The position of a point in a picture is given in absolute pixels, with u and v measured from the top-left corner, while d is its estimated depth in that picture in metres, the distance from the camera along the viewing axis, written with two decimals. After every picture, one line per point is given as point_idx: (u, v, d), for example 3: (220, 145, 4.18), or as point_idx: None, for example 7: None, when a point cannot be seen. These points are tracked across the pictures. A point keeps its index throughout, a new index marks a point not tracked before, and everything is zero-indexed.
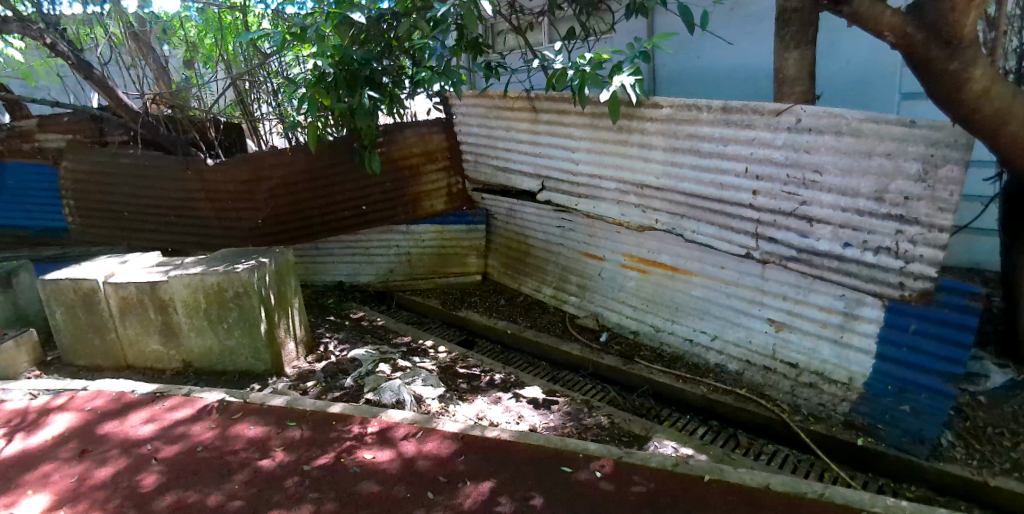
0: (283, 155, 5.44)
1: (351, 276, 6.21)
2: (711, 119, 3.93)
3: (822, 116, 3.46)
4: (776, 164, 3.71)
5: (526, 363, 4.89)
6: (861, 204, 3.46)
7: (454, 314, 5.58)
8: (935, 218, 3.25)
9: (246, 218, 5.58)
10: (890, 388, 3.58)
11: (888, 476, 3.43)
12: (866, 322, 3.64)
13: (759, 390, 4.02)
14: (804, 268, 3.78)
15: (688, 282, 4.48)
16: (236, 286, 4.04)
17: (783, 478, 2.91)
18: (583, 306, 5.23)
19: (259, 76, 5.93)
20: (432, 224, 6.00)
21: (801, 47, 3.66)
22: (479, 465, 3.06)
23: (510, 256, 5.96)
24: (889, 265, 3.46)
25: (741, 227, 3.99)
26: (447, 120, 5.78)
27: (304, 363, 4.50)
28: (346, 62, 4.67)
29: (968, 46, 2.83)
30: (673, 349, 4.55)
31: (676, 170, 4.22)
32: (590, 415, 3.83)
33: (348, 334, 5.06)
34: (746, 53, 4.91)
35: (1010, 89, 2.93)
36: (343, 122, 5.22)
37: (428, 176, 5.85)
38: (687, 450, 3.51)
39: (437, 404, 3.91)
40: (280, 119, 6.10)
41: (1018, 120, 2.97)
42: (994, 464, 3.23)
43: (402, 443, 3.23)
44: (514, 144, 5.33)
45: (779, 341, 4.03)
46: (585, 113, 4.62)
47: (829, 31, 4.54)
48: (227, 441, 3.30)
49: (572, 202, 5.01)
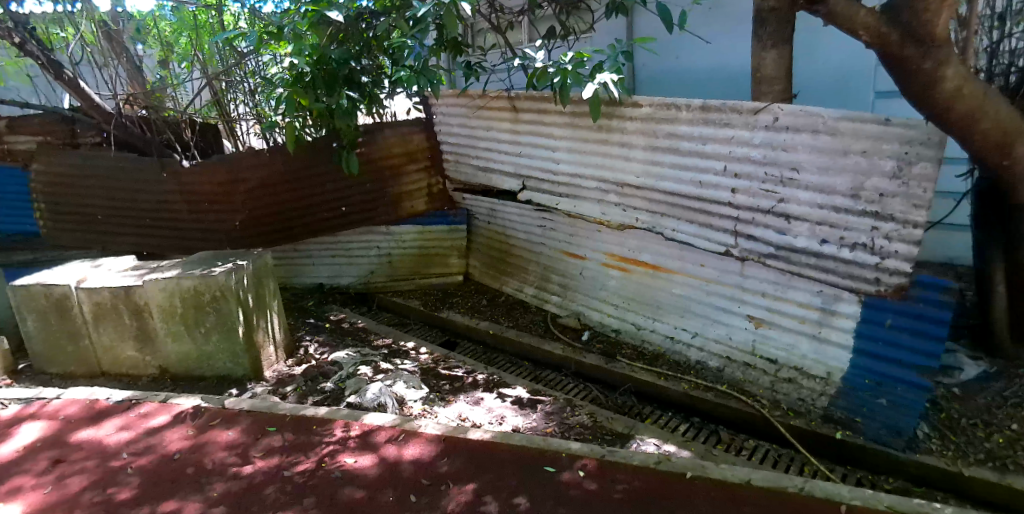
0: (261, 157, 5.36)
1: (332, 278, 6.13)
2: (690, 118, 3.96)
3: (799, 115, 3.50)
4: (754, 163, 3.75)
5: (508, 363, 4.87)
6: (838, 202, 3.51)
7: (436, 315, 5.52)
8: (910, 215, 3.29)
9: (223, 220, 5.49)
10: (868, 382, 3.64)
11: (867, 469, 3.47)
12: (844, 317, 3.69)
13: (740, 386, 4.05)
14: (783, 265, 3.82)
15: (669, 280, 4.50)
16: (213, 290, 3.98)
17: (765, 474, 2.95)
18: (564, 305, 5.23)
19: (235, 75, 5.89)
20: (414, 225, 5.97)
21: (778, 47, 3.69)
22: (462, 467, 3.06)
23: (492, 257, 5.93)
24: (865, 261, 3.50)
25: (721, 225, 4.02)
26: (427, 119, 5.78)
27: (283, 367, 4.45)
28: (324, 62, 4.62)
29: (941, 46, 2.89)
30: (655, 347, 4.57)
31: (657, 169, 4.24)
32: (573, 414, 3.84)
33: (329, 336, 4.99)
34: (723, 53, 4.97)
35: (981, 87, 2.99)
36: (322, 123, 5.18)
37: (409, 176, 5.83)
38: (670, 447, 3.54)
39: (419, 407, 3.89)
40: (257, 119, 6.06)
41: (989, 117, 3.04)
42: (969, 455, 3.28)
43: (384, 447, 3.21)
44: (496, 144, 5.32)
45: (758, 337, 4.07)
46: (565, 111, 4.63)
47: (808, 31, 4.61)
48: (205, 448, 3.25)
49: (553, 201, 5.02)
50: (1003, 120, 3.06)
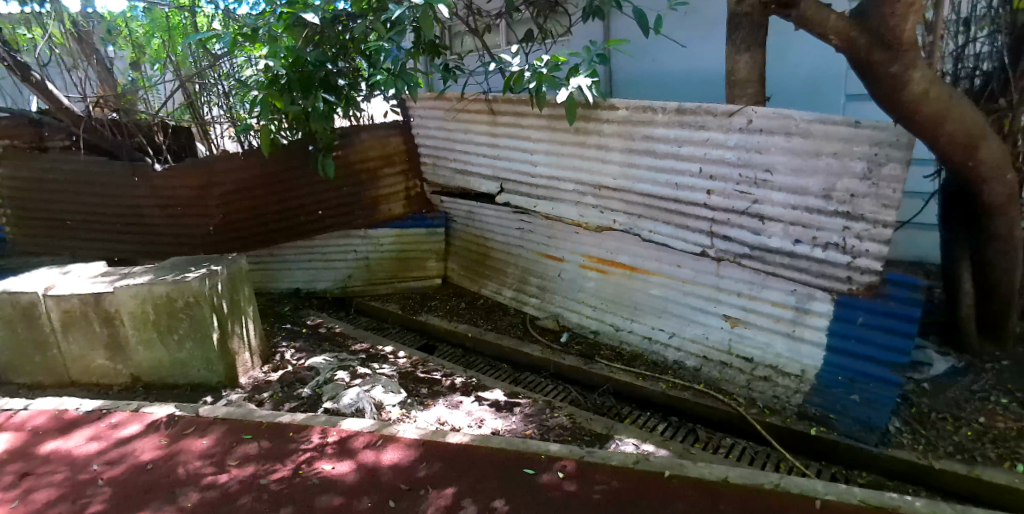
0: (236, 160, 5.29)
1: (308, 282, 6.04)
2: (666, 121, 4.00)
3: (772, 118, 3.55)
4: (728, 164, 3.79)
5: (487, 366, 4.85)
6: (810, 202, 3.57)
7: (414, 318, 5.49)
8: (880, 215, 3.36)
9: (197, 225, 5.41)
10: (841, 379, 3.71)
11: (841, 464, 3.51)
12: (818, 316, 3.75)
13: (717, 385, 4.08)
14: (757, 265, 3.88)
15: (646, 281, 4.53)
16: (187, 296, 3.93)
17: (741, 471, 2.98)
18: (543, 307, 5.22)
19: (209, 77, 5.87)
20: (392, 228, 5.93)
21: (751, 51, 3.73)
22: (441, 471, 3.05)
23: (470, 259, 5.93)
24: (837, 260, 3.57)
25: (696, 226, 4.07)
26: (404, 122, 5.77)
27: (259, 374, 4.40)
28: (300, 64, 4.60)
29: (908, 50, 2.94)
30: (633, 347, 4.58)
31: (634, 171, 4.27)
32: (552, 416, 3.85)
33: (305, 342, 4.94)
34: (699, 57, 5.02)
35: (947, 90, 3.05)
36: (297, 126, 5.13)
37: (386, 179, 5.83)
38: (648, 446, 3.56)
39: (397, 411, 3.87)
40: (231, 123, 6.01)
41: (956, 119, 3.10)
42: (939, 448, 3.34)
43: (361, 452, 3.18)
44: (474, 146, 5.33)
45: (734, 336, 4.11)
46: (543, 114, 4.64)
47: (780, 35, 4.69)
48: (178, 457, 3.20)
49: (531, 203, 5.04)
50: (969, 123, 3.12)
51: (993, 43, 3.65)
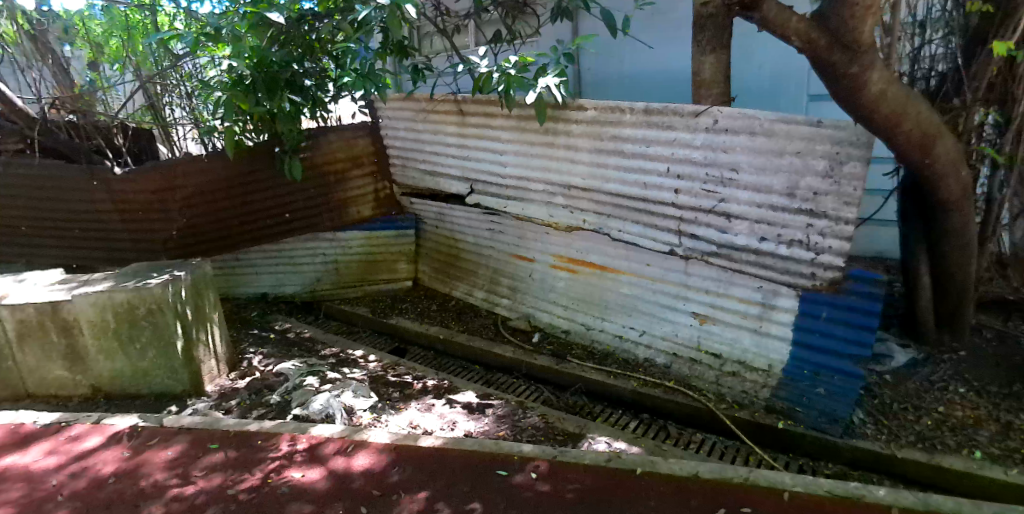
0: (198, 163, 5.19)
1: (275, 287, 5.90)
2: (634, 121, 4.03)
3: (737, 118, 3.61)
4: (695, 164, 3.85)
5: (459, 368, 4.84)
6: (775, 200, 3.63)
7: (384, 321, 5.43)
8: (842, 212, 3.44)
9: (159, 230, 5.28)
10: (806, 372, 3.79)
11: (808, 456, 3.59)
12: (783, 311, 3.82)
13: (686, 382, 4.14)
14: (724, 263, 3.94)
15: (616, 280, 4.57)
16: (149, 304, 3.84)
17: (711, 466, 3.03)
18: (514, 308, 5.24)
19: (171, 78, 5.81)
20: (360, 231, 5.90)
21: (717, 52, 3.78)
22: (413, 475, 3.03)
23: (440, 261, 5.90)
24: (801, 257, 3.65)
25: (664, 225, 4.11)
26: (373, 123, 5.75)
27: (226, 381, 4.32)
28: (265, 64, 4.52)
29: (866, 51, 3.02)
30: (604, 345, 4.62)
31: (602, 171, 4.30)
32: (525, 417, 3.85)
33: (274, 348, 4.86)
34: (665, 57, 5.08)
35: (904, 90, 3.13)
36: (263, 127, 5.06)
37: (355, 181, 5.78)
38: (620, 444, 3.59)
39: (368, 416, 3.84)
40: (195, 124, 5.90)
41: (912, 119, 3.18)
42: (900, 437, 3.44)
43: (332, 459, 3.15)
44: (443, 147, 5.32)
45: (703, 333, 4.17)
46: (512, 115, 4.65)
47: (744, 37, 4.77)
48: (142, 469, 3.13)
49: (500, 204, 5.05)
50: (925, 122, 3.21)
51: (947, 45, 3.77)
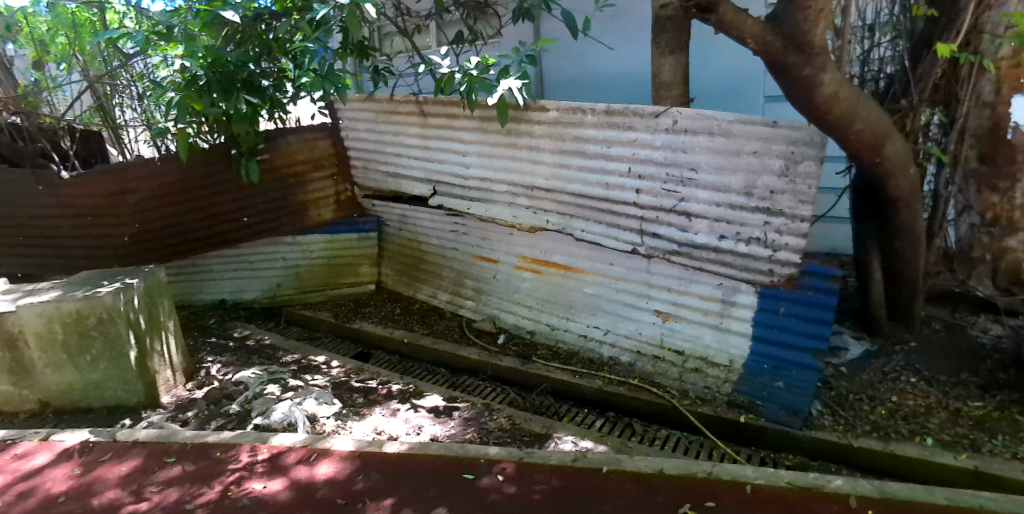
0: (151, 166, 5.05)
1: (234, 293, 5.72)
2: (595, 122, 4.06)
3: (696, 118, 3.66)
4: (655, 164, 3.89)
5: (424, 371, 4.80)
6: (733, 199, 3.70)
7: (348, 326, 5.35)
8: (797, 210, 3.52)
9: (110, 235, 5.12)
10: (766, 366, 3.86)
11: (769, 448, 3.66)
12: (743, 308, 3.90)
13: (650, 379, 4.19)
14: (686, 261, 3.99)
15: (580, 280, 4.59)
16: (99, 313, 3.72)
17: (676, 462, 3.07)
18: (479, 310, 5.22)
19: (121, 78, 5.62)
20: (322, 234, 5.77)
21: (676, 53, 3.83)
22: (379, 482, 3.00)
23: (404, 263, 5.84)
24: (760, 254, 3.72)
25: (627, 225, 4.15)
26: (333, 124, 5.70)
27: (183, 392, 4.20)
28: (220, 64, 4.41)
29: (818, 54, 3.09)
30: (569, 345, 4.64)
31: (565, 172, 4.32)
32: (491, 419, 3.84)
33: (233, 356, 4.74)
34: (626, 59, 5.13)
35: (855, 91, 3.23)
36: (218, 128, 4.95)
37: (315, 183, 5.69)
38: (586, 443, 3.61)
39: (331, 423, 3.79)
40: (147, 125, 5.73)
41: (862, 119, 3.27)
42: (857, 427, 3.54)
43: (294, 468, 3.09)
44: (405, 149, 5.29)
45: (666, 330, 4.22)
46: (474, 116, 4.64)
47: (701, 39, 4.86)
48: (95, 487, 3.02)
49: (464, 206, 5.03)
50: (874, 121, 3.31)
51: (896, 48, 3.91)
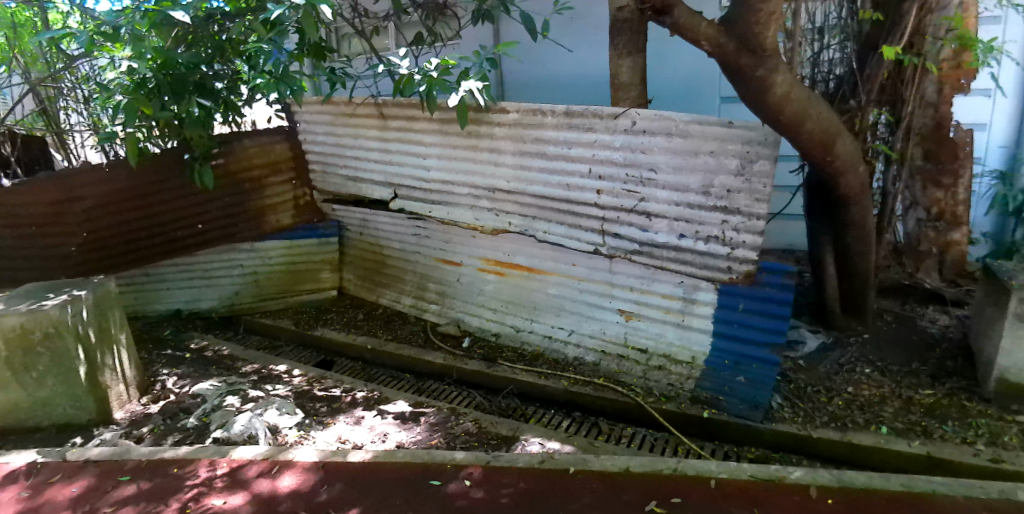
0: (99, 172, 4.90)
1: (190, 302, 5.56)
2: (555, 123, 4.07)
3: (654, 119, 3.71)
4: (615, 164, 3.93)
5: (389, 377, 4.74)
6: (692, 198, 3.76)
7: (309, 333, 5.26)
8: (754, 208, 3.59)
9: (56, 244, 4.92)
10: (727, 362, 3.94)
11: (732, 442, 3.74)
12: (704, 305, 3.96)
13: (615, 378, 4.23)
14: (647, 261, 4.04)
15: (543, 281, 4.60)
16: (45, 327, 3.57)
17: (642, 459, 3.10)
18: (443, 313, 5.19)
19: (65, 81, 5.42)
20: (281, 240, 5.63)
21: (633, 55, 3.87)
22: (344, 492, 2.96)
23: (366, 268, 5.77)
24: (718, 252, 3.79)
25: (588, 225, 4.18)
26: (290, 127, 5.58)
27: (137, 407, 4.07)
28: (170, 66, 4.29)
29: (771, 56, 3.16)
30: (534, 347, 4.65)
31: (526, 173, 4.32)
32: (457, 423, 3.83)
33: (189, 368, 4.61)
34: (584, 61, 5.17)
35: (805, 92, 3.31)
36: (170, 132, 4.75)
37: (272, 188, 5.58)
38: (553, 444, 3.61)
39: (294, 434, 3.72)
40: (93, 130, 5.54)
41: (813, 119, 3.36)
42: (815, 418, 3.63)
43: (255, 482, 3.02)
44: (364, 153, 5.23)
45: (629, 329, 4.27)
46: (434, 118, 4.61)
47: (657, 41, 4.93)
48: (45, 509, 2.91)
49: (425, 209, 5.00)
50: (824, 121, 3.40)
51: (843, 50, 4.01)
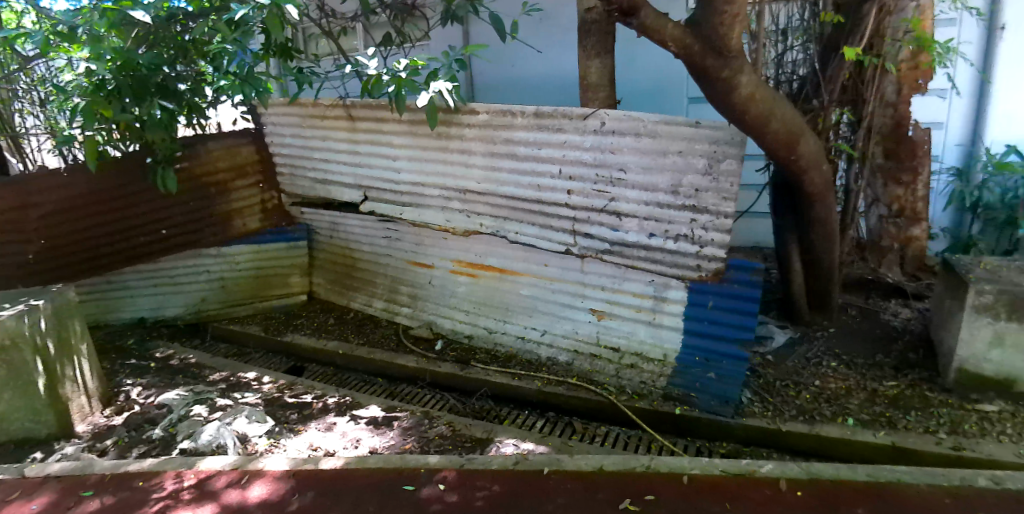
0: (57, 177, 4.73)
1: (154, 310, 5.44)
2: (525, 124, 4.07)
3: (623, 120, 3.74)
4: (585, 165, 3.95)
5: (361, 382, 4.70)
6: (661, 198, 3.80)
7: (279, 339, 5.18)
8: (721, 207, 3.64)
9: (11, 252, 4.70)
10: (698, 359, 3.97)
11: (704, 438, 3.78)
12: (674, 303, 4.01)
13: (588, 377, 4.25)
14: (618, 260, 4.06)
15: (515, 282, 4.60)
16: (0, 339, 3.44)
17: (615, 458, 3.12)
18: (415, 316, 5.16)
19: (20, 82, 5.26)
20: (247, 245, 5.52)
21: (602, 56, 3.90)
22: (316, 500, 2.92)
23: (336, 272, 5.71)
24: (687, 250, 3.84)
25: (559, 226, 4.19)
26: (257, 130, 5.53)
27: (100, 419, 3.97)
28: (130, 67, 4.20)
29: (736, 56, 3.19)
30: (507, 348, 4.65)
31: (496, 175, 4.32)
32: (431, 426, 3.81)
33: (154, 377, 4.51)
34: (554, 61, 5.20)
35: (769, 92, 3.36)
36: (131, 135, 4.66)
37: (239, 192, 5.49)
38: (528, 445, 3.61)
39: (264, 442, 3.66)
40: (49, 133, 5.36)
41: (778, 118, 3.41)
42: (784, 412, 3.70)
43: (224, 493, 2.97)
44: (333, 154, 5.17)
45: (601, 328, 4.29)
46: (403, 119, 4.58)
47: (625, 42, 4.99)
48: None
49: (396, 211, 4.96)
50: (788, 121, 3.46)
51: (806, 51, 4.09)
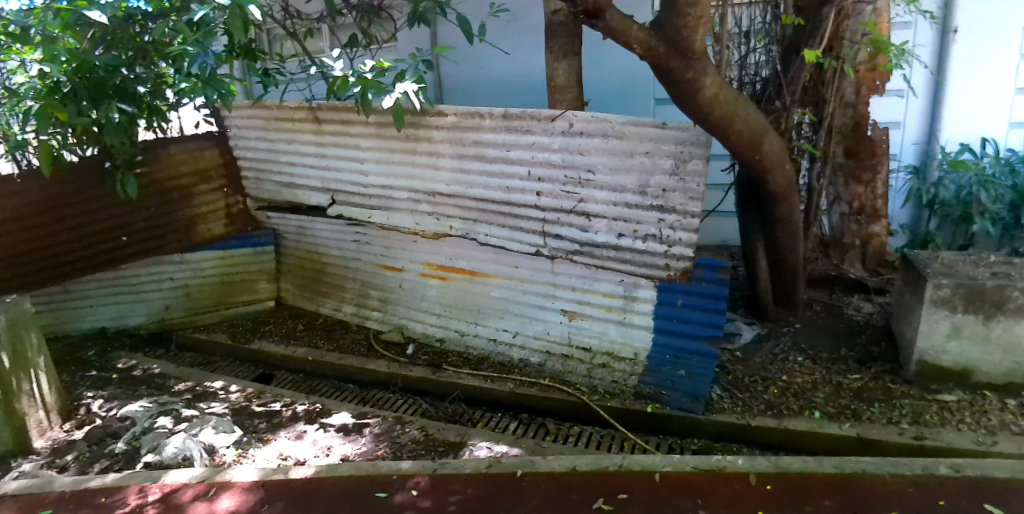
0: (10, 184, 4.58)
1: (116, 320, 5.30)
2: (493, 126, 4.07)
3: (590, 121, 3.76)
4: (554, 166, 3.96)
5: (332, 388, 4.65)
6: (629, 198, 3.83)
7: (246, 346, 5.09)
8: (688, 206, 3.69)
9: None
10: (667, 357, 4.04)
11: (676, 435, 3.82)
12: (643, 302, 4.04)
13: (560, 377, 4.26)
14: (588, 260, 4.09)
15: (486, 284, 4.60)
16: None
17: (588, 458, 3.13)
18: (386, 320, 5.12)
19: None
20: (212, 250, 5.45)
21: (569, 58, 3.92)
22: (286, 510, 2.87)
23: (304, 277, 5.63)
24: (656, 250, 3.88)
25: (529, 227, 4.20)
26: (221, 133, 5.42)
27: (60, 434, 3.85)
28: (87, 69, 4.10)
29: (701, 58, 3.22)
30: (479, 350, 4.65)
31: (465, 177, 4.30)
32: (403, 432, 3.78)
33: (117, 389, 4.39)
34: (521, 63, 5.21)
35: (733, 93, 3.41)
36: (88, 138, 4.55)
37: (203, 197, 5.39)
38: (501, 447, 3.61)
39: (232, 453, 3.59)
40: None
41: (741, 119, 3.47)
42: (753, 407, 3.76)
43: (191, 507, 2.91)
44: (299, 157, 5.10)
45: (572, 329, 4.31)
46: (370, 121, 4.55)
47: (591, 43, 5.02)
48: None
49: (365, 214, 4.92)
50: (751, 121, 3.51)
51: (769, 53, 4.16)
